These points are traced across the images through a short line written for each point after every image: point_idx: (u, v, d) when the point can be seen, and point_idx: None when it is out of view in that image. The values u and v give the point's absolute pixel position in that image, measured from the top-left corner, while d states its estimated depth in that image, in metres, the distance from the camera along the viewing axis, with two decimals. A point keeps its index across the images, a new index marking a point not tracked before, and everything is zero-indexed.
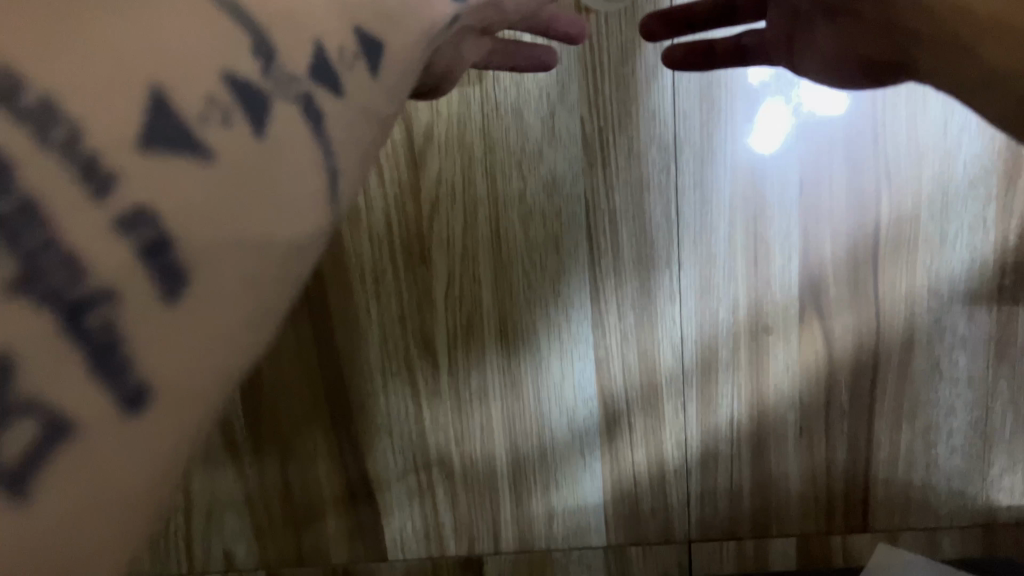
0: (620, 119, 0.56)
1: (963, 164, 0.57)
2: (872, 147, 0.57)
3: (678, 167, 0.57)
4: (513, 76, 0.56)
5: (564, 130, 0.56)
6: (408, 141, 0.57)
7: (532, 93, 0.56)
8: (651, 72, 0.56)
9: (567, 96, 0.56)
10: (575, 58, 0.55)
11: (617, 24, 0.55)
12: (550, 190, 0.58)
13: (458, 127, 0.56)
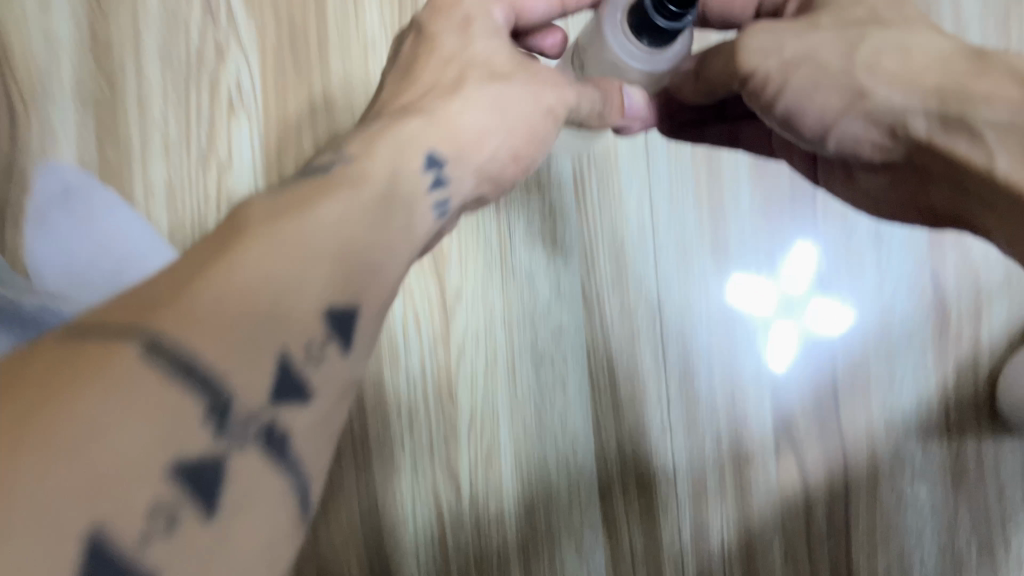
0: (613, 280, 0.69)
1: (898, 316, 0.69)
2: (821, 299, 0.69)
3: (663, 319, 0.69)
4: (527, 245, 0.69)
5: (568, 290, 0.69)
6: (441, 297, 0.69)
7: (541, 259, 0.69)
8: (636, 244, 0.69)
9: (570, 262, 0.69)
10: (577, 233, 0.69)
11: (608, 206, 0.69)
12: (557, 339, 0.69)
13: (482, 288, 0.69)
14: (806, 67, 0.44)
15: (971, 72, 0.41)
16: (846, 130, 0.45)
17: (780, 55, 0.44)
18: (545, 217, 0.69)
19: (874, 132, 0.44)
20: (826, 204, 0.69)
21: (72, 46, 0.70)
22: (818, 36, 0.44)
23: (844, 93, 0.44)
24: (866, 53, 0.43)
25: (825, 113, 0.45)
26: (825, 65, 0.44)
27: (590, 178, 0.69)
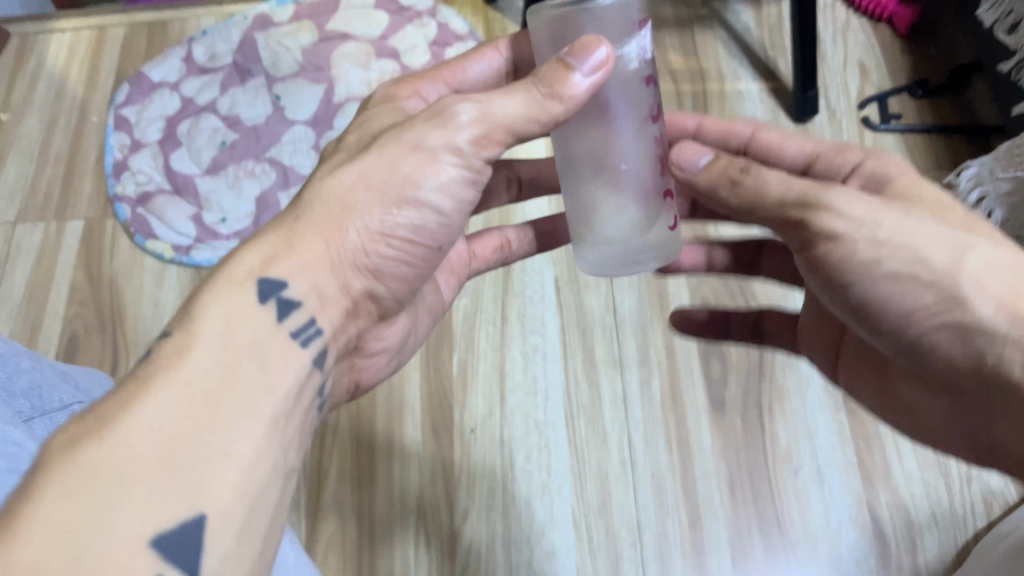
0: (598, 507, 0.82)
1: (847, 548, 0.79)
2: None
3: (642, 544, 0.80)
4: (525, 475, 0.84)
5: (560, 515, 0.82)
6: (450, 518, 0.82)
7: (537, 488, 0.83)
8: (617, 477, 0.83)
9: (562, 491, 0.83)
10: (567, 468, 0.84)
11: (594, 446, 0.85)
12: (550, 558, 0.80)
13: (486, 511, 0.82)
14: (895, 258, 0.43)
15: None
16: (931, 335, 0.44)
17: (872, 231, 0.43)
18: (541, 452, 0.85)
19: (962, 350, 0.44)
20: (775, 449, 0.84)
21: (178, 311, 0.92)
22: (919, 224, 0.44)
23: (941, 291, 0.43)
24: (973, 263, 0.43)
25: (916, 304, 0.44)
26: (927, 261, 0.43)
27: (581, 422, 0.86)
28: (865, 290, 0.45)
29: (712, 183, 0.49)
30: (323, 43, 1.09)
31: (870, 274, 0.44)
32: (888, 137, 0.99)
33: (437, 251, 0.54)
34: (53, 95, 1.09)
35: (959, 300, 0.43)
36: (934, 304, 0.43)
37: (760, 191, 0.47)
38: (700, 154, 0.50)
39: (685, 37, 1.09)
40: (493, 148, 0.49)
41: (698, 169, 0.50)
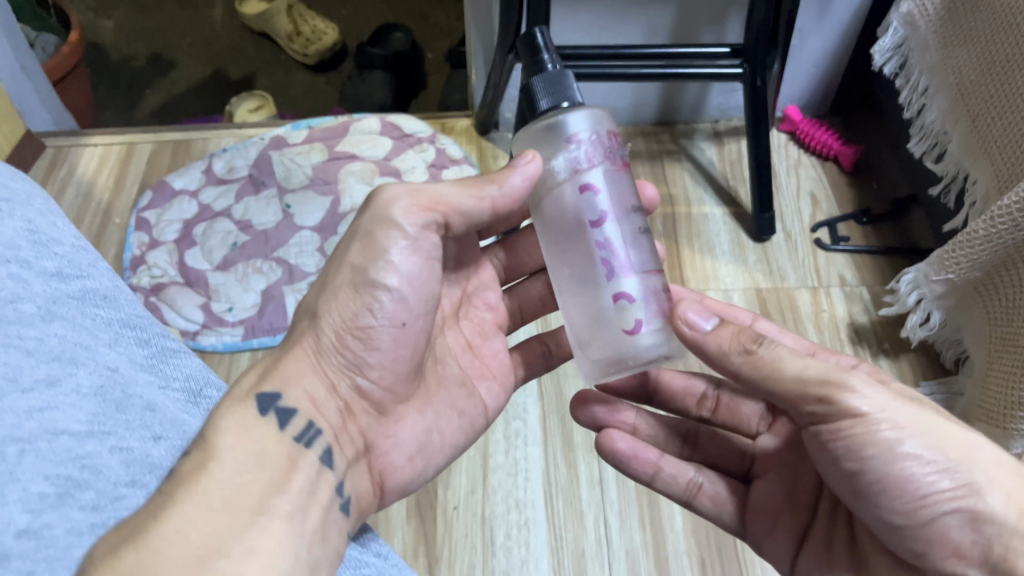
0: None
1: None
2: None
3: None
4: (505, 551, 0.87)
5: None
6: None
7: (516, 562, 0.86)
8: (593, 553, 0.87)
9: (540, 566, 0.86)
10: (545, 544, 0.87)
11: (571, 523, 0.89)
12: None
13: None
14: (918, 445, 0.49)
15: (1017, 477, 0.50)
16: (941, 519, 0.49)
17: (893, 418, 0.49)
18: (520, 528, 0.88)
19: (969, 534, 0.49)
20: None
21: None
22: (933, 418, 0.50)
23: (958, 478, 0.49)
24: (985, 457, 0.50)
25: (932, 489, 0.49)
26: (943, 445, 0.49)
27: (558, 501, 0.90)
28: (881, 466, 0.50)
29: (723, 350, 0.52)
30: (332, 161, 1.21)
31: (892, 450, 0.49)
32: (837, 256, 1.11)
33: (402, 326, 0.57)
34: (79, 199, 1.19)
35: (967, 482, 0.49)
36: (951, 489, 0.49)
37: (773, 366, 0.51)
38: (705, 319, 0.53)
39: (656, 167, 1.23)
40: (422, 216, 0.56)
41: (704, 334, 0.52)
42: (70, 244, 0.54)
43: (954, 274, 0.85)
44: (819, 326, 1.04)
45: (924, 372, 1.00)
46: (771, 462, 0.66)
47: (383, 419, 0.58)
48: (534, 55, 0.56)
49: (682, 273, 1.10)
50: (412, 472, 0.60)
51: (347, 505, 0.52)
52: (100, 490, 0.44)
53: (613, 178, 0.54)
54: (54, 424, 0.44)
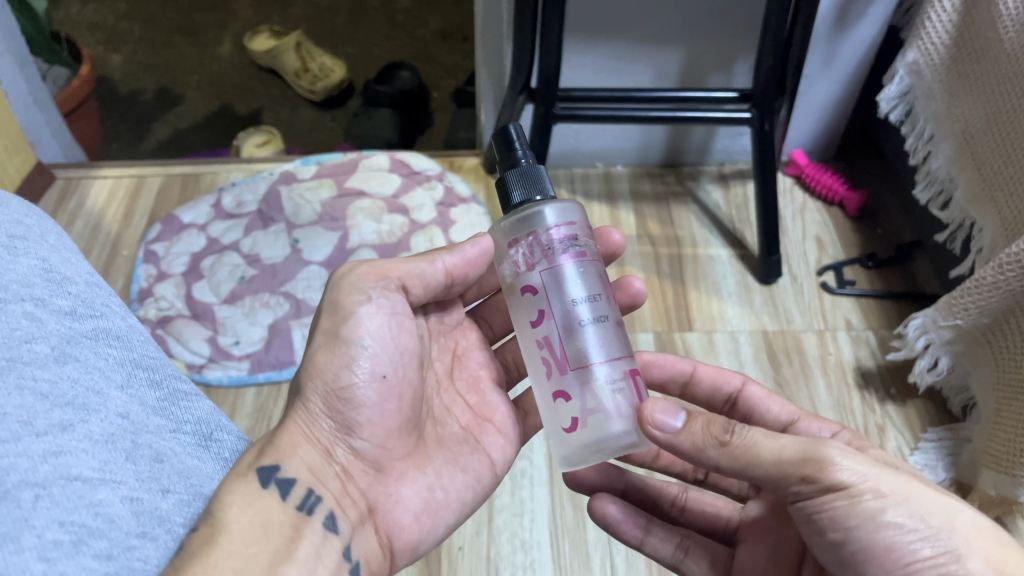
0: None
1: None
2: None
3: None
4: None
5: None
6: None
7: None
8: None
9: None
10: None
11: (577, 565, 0.88)
12: None
13: None
14: (899, 512, 0.49)
15: (998, 544, 0.49)
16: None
17: (875, 486, 0.49)
18: (526, 569, 0.87)
19: None
20: None
21: None
22: (913, 488, 0.50)
23: (938, 545, 0.48)
24: (963, 526, 0.49)
25: (915, 557, 0.48)
26: (924, 517, 0.49)
27: (565, 543, 0.90)
28: (864, 533, 0.49)
29: (696, 445, 0.53)
30: (341, 197, 1.22)
31: (874, 521, 0.48)
32: (843, 300, 1.11)
33: (384, 380, 0.57)
34: (88, 230, 1.20)
35: (949, 548, 0.48)
36: (932, 557, 0.48)
37: (749, 453, 0.51)
38: (671, 417, 0.53)
39: (662, 209, 1.24)
40: (379, 278, 0.59)
41: (673, 432, 0.53)
42: (84, 282, 0.55)
43: (962, 320, 0.85)
44: (825, 370, 1.04)
45: (931, 418, 1.00)
46: (751, 529, 0.65)
47: (384, 477, 0.58)
48: (508, 149, 0.60)
49: (689, 314, 1.10)
50: (422, 531, 0.59)
51: (358, 569, 0.53)
52: (112, 538, 0.43)
53: (552, 277, 0.56)
54: (68, 469, 0.44)
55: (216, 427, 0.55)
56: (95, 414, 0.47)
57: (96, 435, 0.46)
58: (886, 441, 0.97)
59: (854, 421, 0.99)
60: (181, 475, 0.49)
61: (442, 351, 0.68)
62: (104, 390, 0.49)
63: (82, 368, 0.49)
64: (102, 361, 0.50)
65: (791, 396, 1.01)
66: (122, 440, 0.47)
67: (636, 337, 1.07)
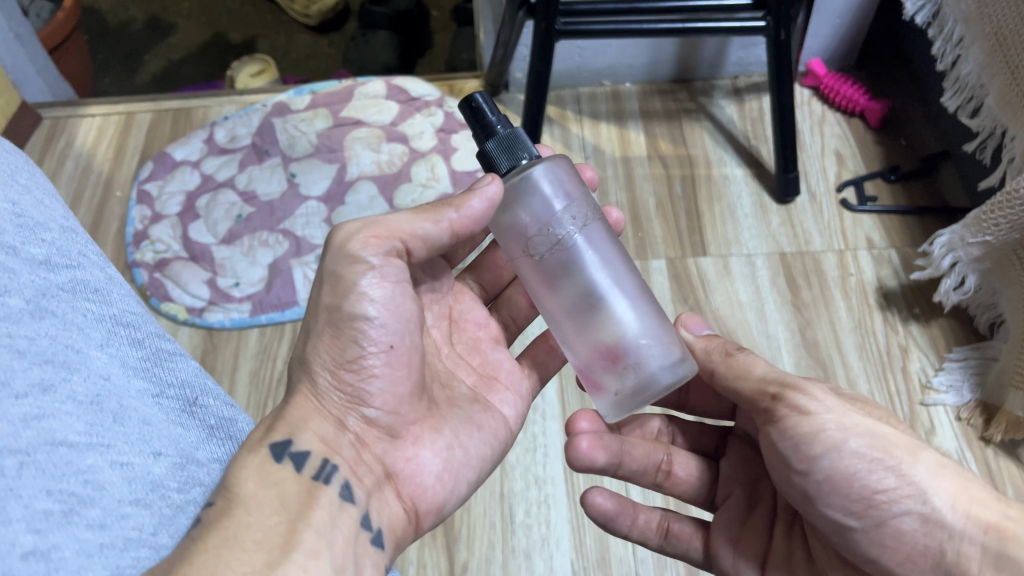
0: (598, 560, 0.83)
1: None
2: None
3: None
4: (525, 529, 0.85)
5: (560, 568, 0.82)
6: (450, 571, 0.82)
7: (537, 541, 0.84)
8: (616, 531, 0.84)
9: (561, 545, 0.84)
10: (566, 522, 0.85)
11: None
12: None
13: (485, 563, 0.83)
14: (857, 442, 0.48)
15: (962, 478, 0.48)
16: (893, 522, 0.47)
17: (839, 418, 0.49)
18: (540, 505, 0.86)
19: (921, 531, 0.47)
20: None
21: None
22: (880, 427, 0.49)
23: (903, 476, 0.47)
24: (927, 458, 0.48)
25: (878, 487, 0.47)
26: (886, 446, 0.48)
27: (579, 477, 0.88)
28: (839, 456, 0.48)
29: (705, 350, 0.56)
30: (337, 128, 1.17)
31: (839, 451, 0.48)
32: (864, 217, 1.06)
33: (391, 350, 0.53)
34: (78, 172, 1.16)
35: (911, 480, 0.47)
36: (897, 488, 0.47)
37: (744, 366, 0.53)
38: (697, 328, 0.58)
39: (674, 128, 1.18)
40: (382, 244, 0.53)
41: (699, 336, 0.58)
42: (58, 229, 0.50)
43: (992, 236, 0.80)
44: (846, 292, 1.00)
45: (957, 338, 0.96)
46: (729, 486, 0.65)
47: (400, 443, 0.55)
48: (481, 121, 0.55)
49: (703, 238, 1.06)
50: (445, 491, 0.56)
51: (380, 538, 0.50)
52: (104, 508, 0.39)
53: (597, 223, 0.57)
54: (52, 435, 0.40)
55: (199, 386, 0.52)
56: (78, 373, 0.44)
57: (81, 396, 0.43)
58: (908, 364, 0.94)
59: (874, 344, 0.96)
60: (169, 440, 0.46)
61: (438, 318, 0.65)
62: (83, 348, 0.45)
63: (60, 325, 0.45)
64: (80, 318, 0.47)
65: (810, 321, 0.98)
66: (107, 403, 0.44)
67: (648, 265, 1.03)
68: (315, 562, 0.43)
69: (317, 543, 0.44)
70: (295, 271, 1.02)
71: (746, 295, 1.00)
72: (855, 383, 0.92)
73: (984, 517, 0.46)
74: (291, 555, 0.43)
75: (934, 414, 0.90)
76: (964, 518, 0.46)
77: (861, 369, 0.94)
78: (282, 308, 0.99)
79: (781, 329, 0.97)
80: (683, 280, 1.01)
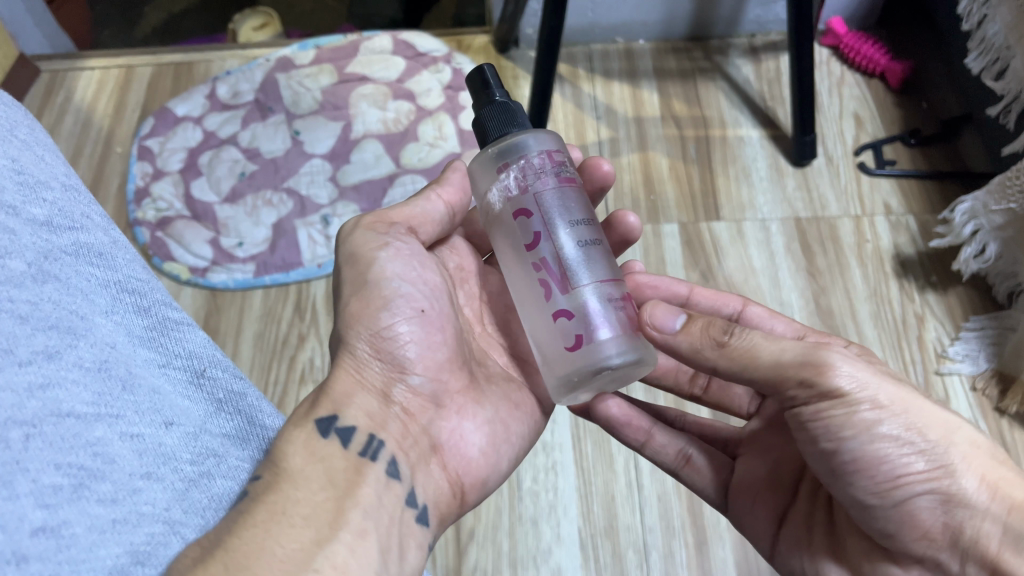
0: (605, 528, 0.82)
1: None
2: None
3: (649, 565, 0.80)
4: (532, 496, 0.84)
5: (567, 535, 0.82)
6: (456, 537, 0.82)
7: (544, 508, 0.83)
8: (625, 499, 0.84)
9: (569, 513, 0.83)
10: (574, 489, 0.84)
11: (600, 468, 0.85)
12: None
13: (492, 529, 0.82)
14: (891, 422, 0.44)
15: (991, 459, 0.45)
16: (913, 502, 0.44)
17: (874, 396, 0.44)
18: (548, 472, 0.85)
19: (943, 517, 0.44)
20: None
21: None
22: (915, 401, 0.45)
23: (932, 459, 0.44)
24: (960, 442, 0.45)
25: (906, 470, 0.44)
26: (920, 429, 0.45)
27: (587, 444, 0.87)
28: (866, 438, 0.44)
29: (693, 347, 0.48)
30: (342, 84, 1.14)
31: (869, 432, 0.44)
32: (882, 182, 1.04)
33: (422, 314, 0.53)
34: (78, 126, 1.13)
35: (943, 462, 0.44)
36: (926, 471, 0.44)
37: (748, 356, 0.47)
38: (672, 318, 0.50)
39: (688, 87, 1.15)
40: (388, 226, 0.55)
41: (673, 333, 0.49)
42: (60, 187, 0.48)
43: (1015, 204, 0.78)
44: (862, 259, 0.98)
45: (974, 307, 0.94)
46: (755, 441, 0.61)
47: (445, 412, 0.54)
48: (484, 88, 0.56)
49: (716, 201, 1.03)
50: (488, 466, 0.55)
51: (424, 515, 0.49)
52: (115, 482, 0.38)
53: (558, 193, 0.52)
54: (59, 405, 0.39)
55: (208, 356, 0.51)
56: (83, 340, 0.42)
57: (86, 363, 0.41)
58: (924, 333, 0.93)
59: (890, 312, 0.94)
60: (179, 411, 0.45)
61: (474, 292, 0.63)
62: (85, 314, 0.44)
63: (62, 289, 0.43)
64: (85, 283, 0.45)
65: (824, 288, 0.96)
66: (114, 371, 0.42)
67: (660, 228, 1.01)
68: (359, 539, 0.42)
69: (360, 519, 0.43)
70: (301, 231, 1.00)
71: (759, 260, 0.98)
72: None
73: (1013, 496, 0.43)
74: (335, 531, 0.41)
75: (949, 384, 0.89)
76: (989, 497, 0.44)
77: (876, 337, 0.92)
78: (289, 269, 0.97)
79: (795, 296, 0.95)
80: (695, 244, 0.99)
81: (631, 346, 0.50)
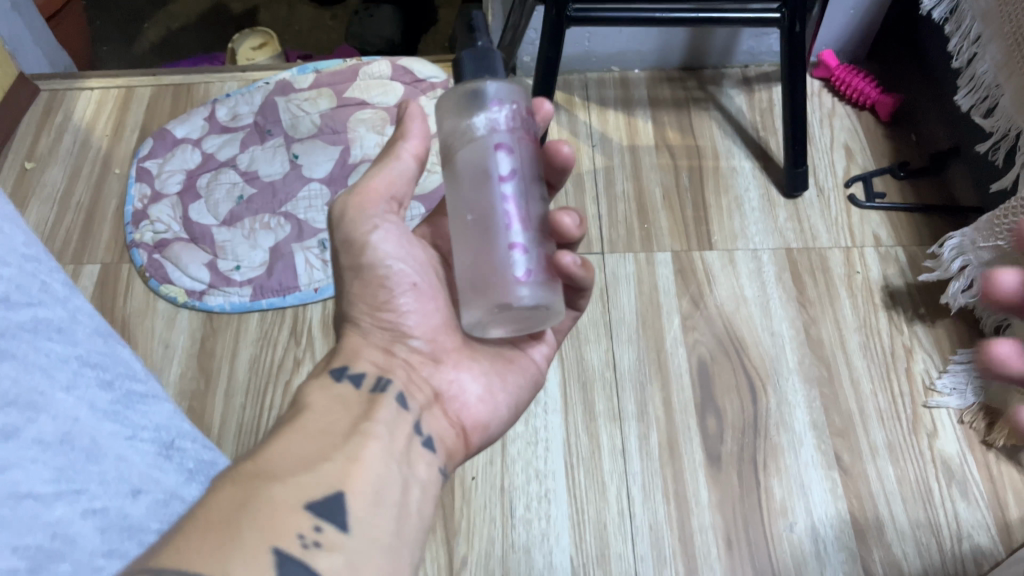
0: (597, 556, 0.83)
1: None
2: None
3: None
4: (524, 523, 0.85)
5: (559, 563, 0.82)
6: (449, 564, 0.82)
7: (536, 536, 0.84)
8: (616, 528, 0.84)
9: (561, 540, 0.84)
10: (566, 516, 0.85)
11: (592, 496, 0.86)
12: None
13: (485, 557, 0.83)
14: None
15: None
16: None
17: None
18: (540, 500, 0.86)
19: None
20: (769, 503, 0.85)
21: (188, 354, 0.94)
22: None
23: None
24: None
25: None
26: None
27: (580, 471, 0.88)
28: None
29: None
30: (340, 108, 1.15)
31: None
32: (872, 214, 1.06)
33: (415, 285, 0.58)
34: (76, 147, 1.14)
35: None
36: None
37: None
38: None
39: (682, 117, 1.16)
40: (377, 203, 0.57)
41: None
42: (18, 260, 0.49)
43: (1004, 241, 0.79)
44: (852, 289, 1.00)
45: (962, 340, 0.95)
46: None
47: (443, 365, 0.59)
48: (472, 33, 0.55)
49: (709, 230, 1.05)
50: (489, 411, 0.60)
51: (431, 443, 0.55)
52: (75, 562, 0.40)
53: (530, 146, 0.55)
54: (18, 486, 0.40)
55: (171, 424, 0.52)
56: (44, 416, 0.43)
57: (44, 442, 0.42)
58: (912, 365, 0.94)
59: (878, 343, 0.96)
60: (143, 480, 0.46)
61: None
62: (46, 389, 0.44)
63: (21, 366, 0.44)
64: (45, 358, 0.45)
65: (815, 318, 0.97)
66: (75, 446, 0.43)
67: (653, 257, 1.02)
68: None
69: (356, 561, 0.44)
70: (298, 255, 1.01)
71: (751, 290, 0.99)
72: (861, 399, 0.92)
73: None
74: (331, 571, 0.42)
75: (936, 418, 0.91)
76: None
77: (865, 369, 0.94)
78: (285, 293, 0.98)
79: (786, 326, 0.97)
80: (688, 273, 1.01)
81: (548, 295, 0.54)
